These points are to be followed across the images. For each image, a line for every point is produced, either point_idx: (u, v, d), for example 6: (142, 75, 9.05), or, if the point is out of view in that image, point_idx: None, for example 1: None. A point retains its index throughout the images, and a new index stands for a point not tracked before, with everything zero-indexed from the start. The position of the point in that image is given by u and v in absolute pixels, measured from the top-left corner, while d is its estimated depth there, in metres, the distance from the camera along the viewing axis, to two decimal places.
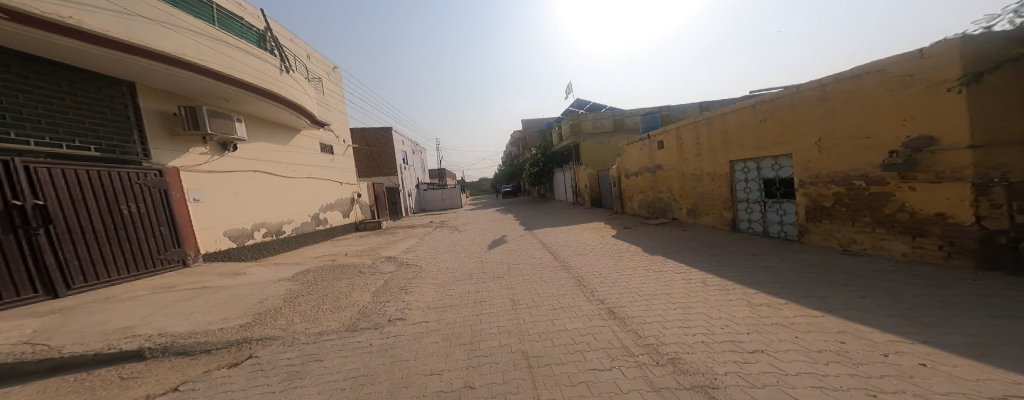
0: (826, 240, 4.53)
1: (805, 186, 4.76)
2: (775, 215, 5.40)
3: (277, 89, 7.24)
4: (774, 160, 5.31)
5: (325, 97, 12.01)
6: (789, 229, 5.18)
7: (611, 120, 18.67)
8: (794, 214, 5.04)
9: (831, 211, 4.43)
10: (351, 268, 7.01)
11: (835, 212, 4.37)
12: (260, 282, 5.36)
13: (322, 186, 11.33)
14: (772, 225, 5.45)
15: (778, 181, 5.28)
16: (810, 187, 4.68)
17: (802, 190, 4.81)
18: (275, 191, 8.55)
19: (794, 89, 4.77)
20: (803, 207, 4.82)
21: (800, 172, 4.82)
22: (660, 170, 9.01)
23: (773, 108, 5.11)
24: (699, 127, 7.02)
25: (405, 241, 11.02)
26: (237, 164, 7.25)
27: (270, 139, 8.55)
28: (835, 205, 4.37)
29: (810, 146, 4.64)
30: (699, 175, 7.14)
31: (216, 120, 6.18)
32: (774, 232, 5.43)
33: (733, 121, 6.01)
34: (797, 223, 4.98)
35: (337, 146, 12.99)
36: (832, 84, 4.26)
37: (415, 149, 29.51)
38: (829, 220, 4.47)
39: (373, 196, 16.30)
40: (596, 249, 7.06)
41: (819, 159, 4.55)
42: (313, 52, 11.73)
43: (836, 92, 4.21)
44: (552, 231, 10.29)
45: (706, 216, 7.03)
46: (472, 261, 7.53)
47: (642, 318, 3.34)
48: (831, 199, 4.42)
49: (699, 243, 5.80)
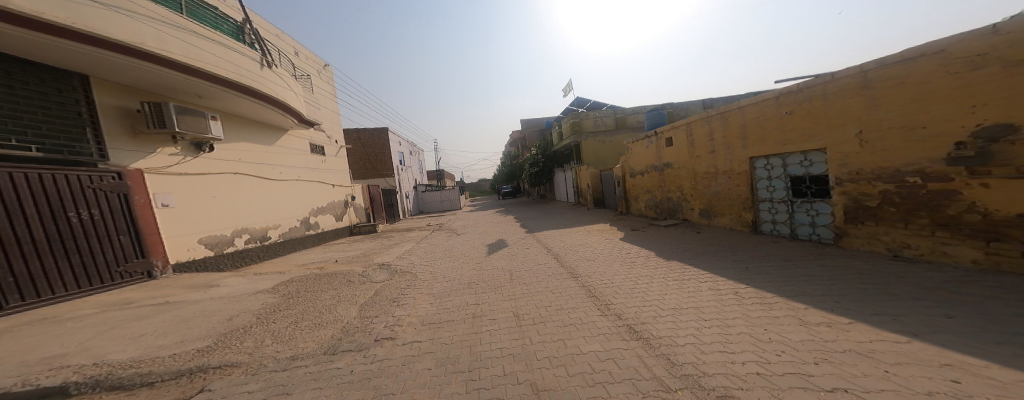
0: (871, 244, 4.05)
1: (844, 184, 4.27)
2: (804, 216, 4.93)
3: (257, 85, 6.75)
4: (803, 155, 4.83)
5: (315, 95, 11.52)
6: (822, 231, 4.69)
7: (613, 118, 18.22)
8: (829, 214, 4.55)
9: (876, 211, 3.95)
10: (339, 277, 6.46)
11: (883, 213, 3.89)
12: (231, 296, 4.80)
13: (312, 189, 10.79)
14: (802, 227, 4.98)
15: (808, 179, 4.79)
16: (850, 185, 4.20)
17: (840, 188, 4.32)
18: (259, 194, 8.00)
19: (828, 76, 4.30)
20: (842, 208, 4.33)
21: (838, 168, 4.33)
22: (669, 168, 8.53)
23: (802, 98, 4.63)
24: (712, 122, 6.55)
25: (400, 245, 10.49)
26: (214, 166, 6.71)
27: (253, 139, 8.03)
28: (882, 205, 3.89)
29: (849, 139, 4.16)
30: (712, 173, 6.67)
31: (185, 118, 5.66)
32: (804, 235, 4.96)
33: (751, 114, 5.54)
34: (833, 225, 4.50)
35: (329, 146, 12.47)
36: (875, 69, 3.79)
37: (413, 151, 29.05)
38: (874, 222, 3.99)
39: (368, 198, 15.76)
40: (604, 254, 6.58)
41: (860, 154, 4.07)
42: (301, 49, 11.21)
43: (882, 78, 3.75)
44: (554, 234, 9.79)
45: (722, 217, 6.55)
46: (471, 268, 6.99)
47: (671, 340, 2.82)
48: (877, 198, 3.94)
49: (719, 248, 5.29)
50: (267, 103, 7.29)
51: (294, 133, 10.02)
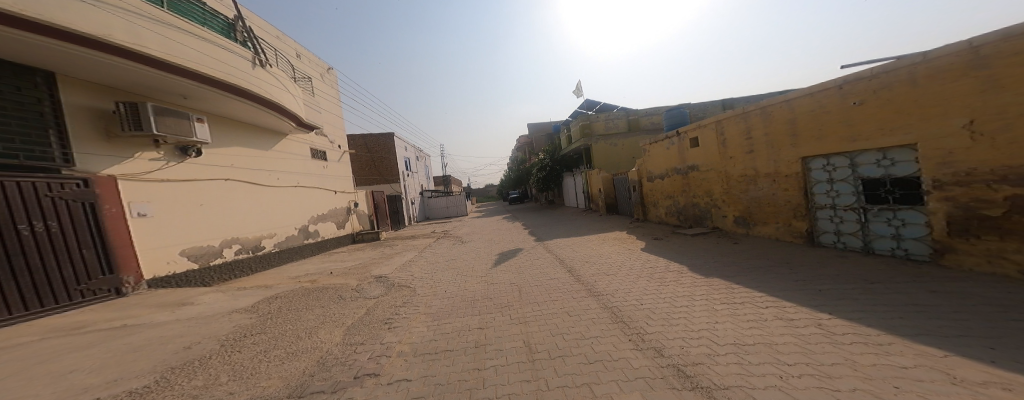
0: (991, 265, 3.00)
1: (946, 187, 3.25)
2: (883, 226, 3.94)
3: (247, 85, 6.31)
4: (880, 153, 3.86)
5: (316, 98, 11.19)
6: (911, 246, 3.67)
7: (625, 120, 17.48)
8: (920, 225, 3.54)
9: (1000, 223, 2.91)
10: (330, 293, 5.82)
11: (1012, 225, 2.82)
12: (201, 317, 4.18)
13: (312, 195, 10.34)
14: (879, 239, 3.99)
15: (889, 182, 3.80)
16: (957, 189, 3.17)
17: (939, 193, 3.31)
18: (253, 202, 7.56)
19: (920, 55, 3.36)
20: (943, 218, 3.31)
21: (935, 167, 3.32)
22: (695, 171, 7.74)
23: (879, 84, 3.71)
24: (750, 118, 5.75)
25: (402, 254, 9.90)
26: (202, 172, 6.27)
27: (246, 143, 7.60)
28: (1008, 215, 2.84)
29: (950, 132, 3.17)
30: (751, 176, 5.88)
31: (165, 118, 5.19)
32: (883, 250, 3.95)
33: (803, 108, 4.71)
34: (927, 238, 3.49)
35: (331, 152, 12.06)
36: (992, 44, 2.83)
37: (420, 156, 28.77)
38: (996, 236, 2.95)
39: (372, 205, 15.30)
40: (625, 267, 5.81)
41: (970, 150, 3.06)
42: (302, 51, 10.94)
43: (1000, 53, 2.79)
44: (567, 243, 9.00)
45: (766, 226, 5.70)
46: (475, 283, 6.27)
47: (745, 394, 1.99)
48: (1000, 206, 2.90)
49: (770, 263, 4.44)
50: (260, 105, 6.86)
51: (293, 137, 9.64)
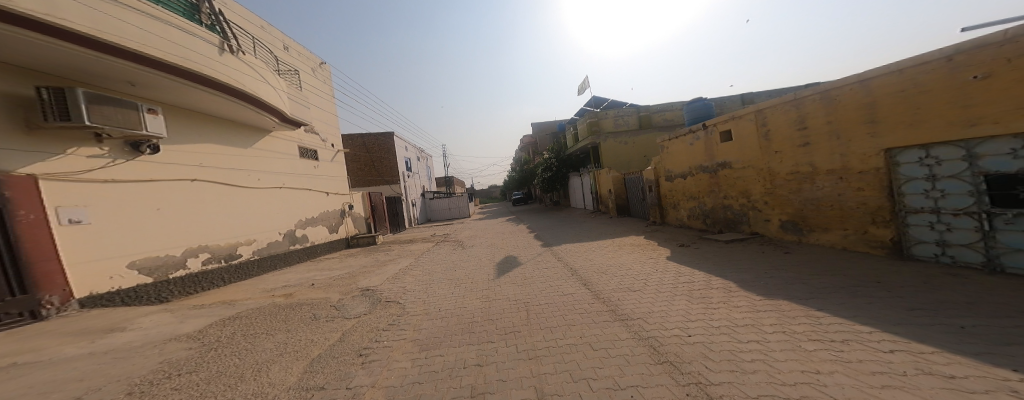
0: None
1: None
2: (1018, 238, 2.93)
3: (211, 72, 5.51)
4: (1017, 140, 2.87)
5: (304, 92, 10.46)
6: None
7: (636, 116, 16.53)
8: None
9: None
10: (303, 311, 4.92)
11: None
12: (122, 349, 3.27)
13: (300, 198, 9.54)
14: (1011, 254, 2.98)
15: None
16: None
17: None
18: (227, 206, 6.79)
19: None
20: None
21: None
22: (727, 169, 6.84)
23: (1017, 50, 2.77)
24: (806, 104, 4.86)
25: (397, 261, 9.03)
26: (160, 172, 5.50)
27: (219, 139, 6.81)
28: None
29: None
30: (807, 173, 4.96)
31: (103, 108, 4.40)
32: (1019, 269, 2.93)
33: (887, 88, 3.81)
34: None
35: (322, 151, 11.29)
36: None
37: (421, 157, 27.95)
38: None
39: (370, 207, 14.46)
40: (653, 281, 4.86)
41: None
42: (291, 44, 10.35)
43: None
44: (578, 250, 8.04)
45: (829, 233, 4.74)
46: (474, 299, 5.33)
47: None
48: None
49: (851, 282, 3.45)
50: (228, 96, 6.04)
51: (278, 134, 8.88)
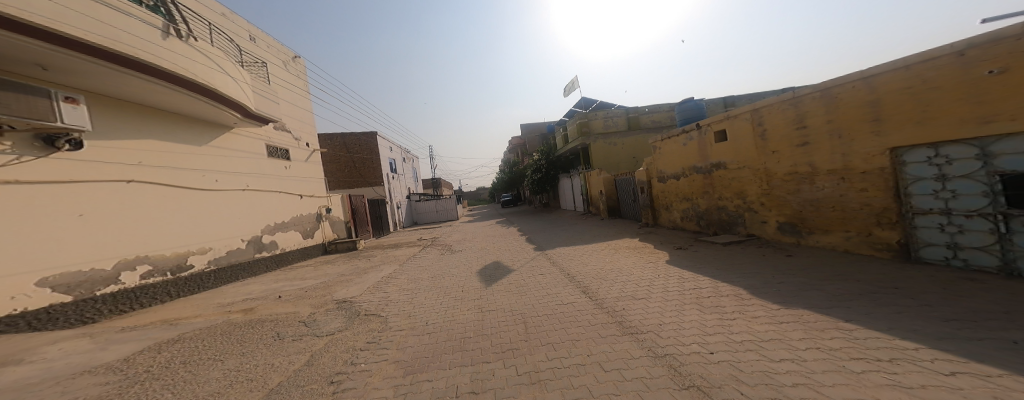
0: None
1: None
2: None
3: (148, 57, 4.74)
4: None
5: (274, 85, 9.64)
6: None
7: (624, 118, 16.56)
8: None
9: None
10: (265, 329, 4.26)
11: None
12: (8, 391, 2.57)
13: (270, 200, 8.70)
14: None
15: None
16: None
17: None
18: (172, 211, 5.98)
19: None
20: None
21: None
22: (722, 169, 6.77)
23: None
24: (805, 103, 4.77)
25: (379, 269, 8.37)
26: (82, 172, 4.66)
27: (162, 134, 5.98)
28: None
29: None
30: (808, 174, 4.87)
31: (2, 94, 3.63)
32: None
33: (891, 86, 3.71)
34: None
35: (296, 149, 10.45)
36: None
37: (406, 158, 27.08)
38: None
39: (350, 210, 13.59)
40: (657, 288, 4.57)
41: None
42: (258, 34, 9.53)
43: None
44: (572, 253, 7.73)
45: (830, 235, 4.65)
46: (465, 310, 4.84)
47: None
48: None
49: (868, 288, 3.27)
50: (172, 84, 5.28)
51: (241, 131, 8.03)
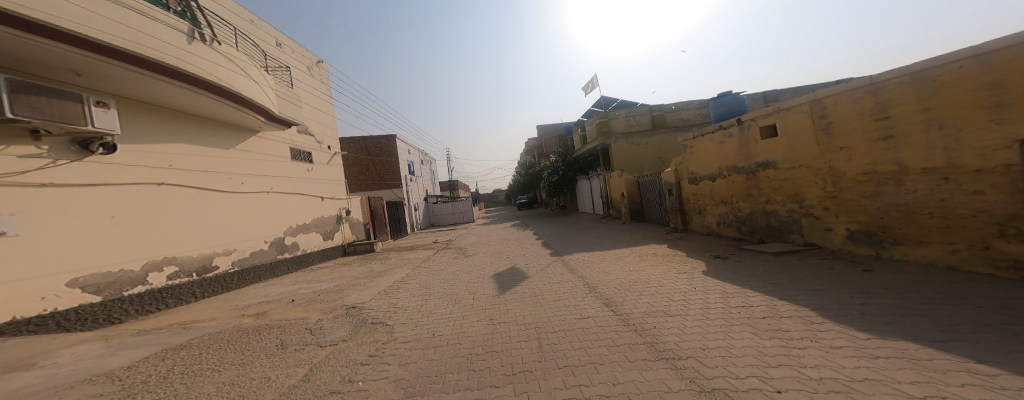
0: None
1: None
2: None
3: (175, 62, 4.86)
4: None
5: (296, 90, 9.94)
6: None
7: (649, 116, 15.66)
8: None
9: None
10: (270, 336, 4.06)
11: None
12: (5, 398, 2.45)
13: (292, 202, 8.89)
14: None
15: None
16: None
17: None
18: (201, 213, 6.14)
19: None
20: None
21: None
22: (770, 169, 5.94)
23: None
24: (887, 90, 3.98)
25: (393, 271, 8.24)
26: (115, 175, 4.82)
27: (190, 138, 6.15)
28: None
29: None
30: (893, 174, 4.07)
31: (35, 98, 3.75)
32: None
33: (1022, 60, 2.90)
34: None
35: (318, 153, 10.70)
36: None
37: (425, 161, 27.42)
38: None
39: (369, 212, 13.77)
40: (695, 303, 3.92)
41: None
42: (283, 40, 9.97)
43: None
44: (593, 260, 7.12)
45: (926, 247, 3.85)
46: (475, 321, 4.44)
47: None
48: None
49: (996, 318, 2.49)
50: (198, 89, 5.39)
51: (266, 135, 8.26)
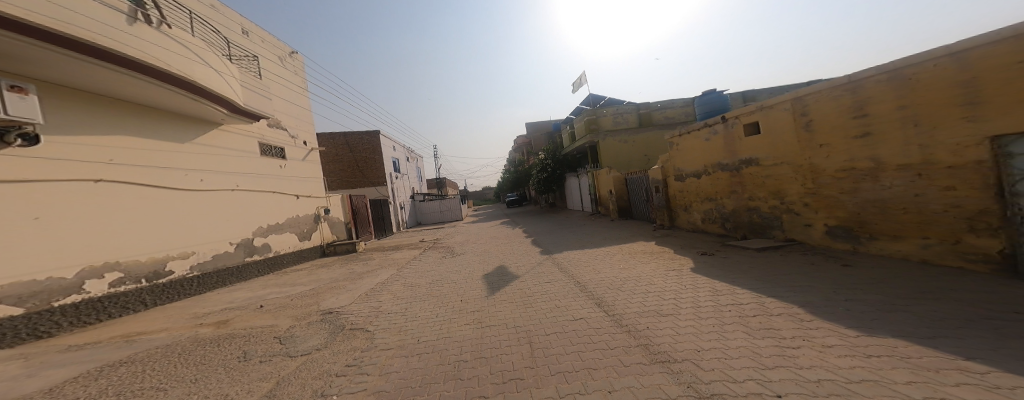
0: None
1: None
2: None
3: (107, 43, 4.34)
4: None
5: (266, 81, 9.28)
6: None
7: (636, 114, 15.80)
8: None
9: None
10: (231, 347, 3.69)
11: None
12: None
13: (262, 201, 8.31)
14: None
15: None
16: None
17: None
18: (152, 213, 5.62)
19: None
20: None
21: None
22: (753, 166, 6.04)
23: None
24: (867, 88, 4.07)
25: (376, 273, 7.84)
26: (41, 170, 4.25)
27: (135, 130, 5.57)
28: None
29: None
30: (871, 171, 4.17)
31: None
32: None
33: (994, 59, 2.98)
34: None
35: (292, 148, 10.06)
36: None
37: (411, 158, 26.73)
38: None
39: (351, 210, 13.17)
40: (686, 301, 3.88)
41: None
42: (251, 27, 9.28)
43: None
44: (583, 258, 7.04)
45: (902, 242, 3.97)
46: (463, 325, 4.23)
47: None
48: None
49: (976, 313, 2.54)
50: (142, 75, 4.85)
51: (230, 128, 7.69)
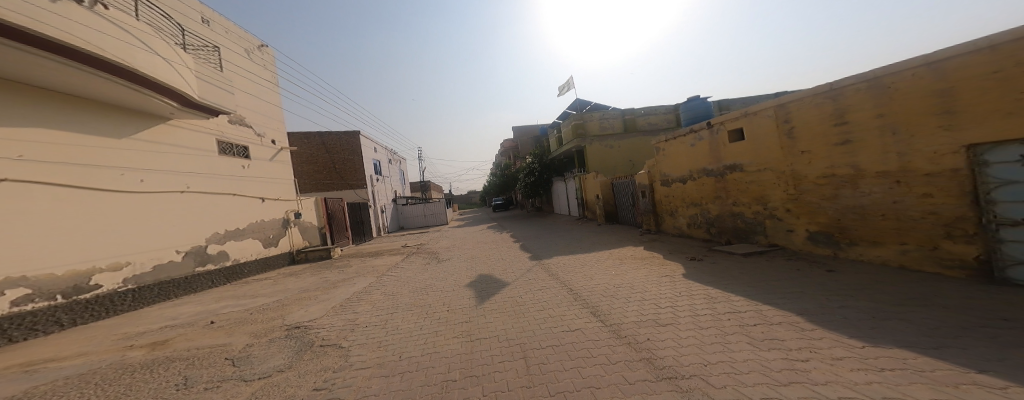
0: None
1: None
2: None
3: (25, 20, 3.71)
4: None
5: (227, 73, 8.45)
6: None
7: (621, 120, 16.07)
8: None
9: None
10: (169, 373, 3.14)
11: None
12: None
13: (217, 205, 7.54)
14: None
15: None
16: None
17: None
18: (73, 217, 4.89)
19: None
20: None
21: None
22: (738, 172, 6.17)
23: None
24: (847, 96, 4.20)
25: (353, 282, 7.25)
26: None
27: (47, 119, 4.76)
28: None
29: None
30: (852, 178, 4.31)
31: None
32: None
33: (969, 70, 3.11)
34: None
35: (257, 146, 9.23)
36: None
37: (394, 160, 25.83)
38: None
39: (327, 214, 12.32)
40: (684, 309, 3.77)
41: None
42: (212, 16, 8.44)
43: None
44: (573, 264, 6.89)
45: (881, 247, 4.10)
46: (451, 339, 3.89)
47: None
48: None
49: (968, 320, 2.57)
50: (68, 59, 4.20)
51: (180, 123, 6.94)
